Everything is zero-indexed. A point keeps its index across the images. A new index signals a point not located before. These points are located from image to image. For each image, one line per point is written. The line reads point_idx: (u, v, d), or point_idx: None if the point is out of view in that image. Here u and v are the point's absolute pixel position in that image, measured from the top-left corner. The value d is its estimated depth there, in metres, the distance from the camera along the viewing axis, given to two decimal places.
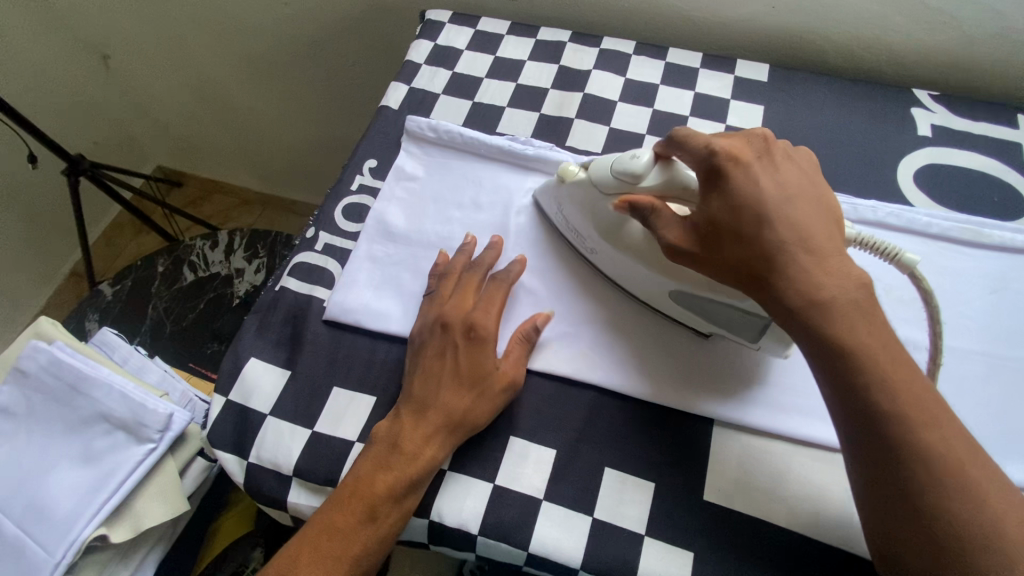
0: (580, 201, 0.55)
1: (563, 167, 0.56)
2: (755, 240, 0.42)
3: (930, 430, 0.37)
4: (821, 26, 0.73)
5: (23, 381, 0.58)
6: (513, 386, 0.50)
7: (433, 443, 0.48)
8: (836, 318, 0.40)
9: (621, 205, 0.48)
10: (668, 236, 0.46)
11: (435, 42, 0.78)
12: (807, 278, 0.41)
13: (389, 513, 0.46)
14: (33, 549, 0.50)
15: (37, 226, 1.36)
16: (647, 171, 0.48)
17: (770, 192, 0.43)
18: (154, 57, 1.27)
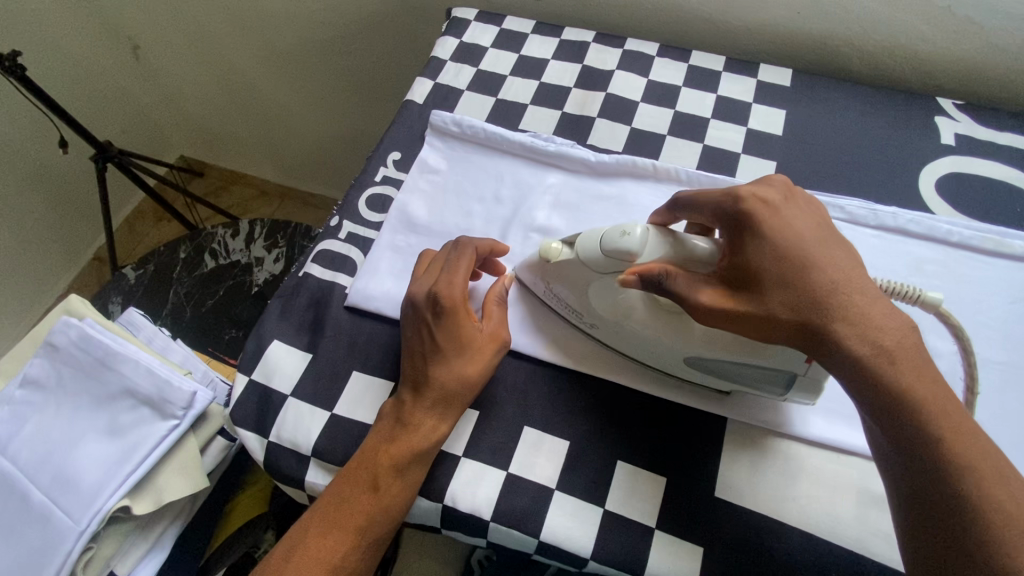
0: (568, 279, 0.51)
1: (546, 244, 0.51)
2: (795, 278, 0.39)
3: (1004, 489, 0.32)
4: (846, 31, 0.73)
5: (53, 355, 0.59)
6: (501, 344, 0.51)
7: (433, 413, 0.48)
8: (891, 355, 0.35)
9: (629, 276, 0.44)
10: (696, 295, 0.41)
11: (461, 39, 0.79)
12: (857, 316, 0.37)
13: (393, 486, 0.46)
14: (60, 517, 0.52)
15: (64, 211, 1.39)
16: (642, 248, 0.45)
17: (807, 235, 0.41)
18: (183, 48, 1.30)
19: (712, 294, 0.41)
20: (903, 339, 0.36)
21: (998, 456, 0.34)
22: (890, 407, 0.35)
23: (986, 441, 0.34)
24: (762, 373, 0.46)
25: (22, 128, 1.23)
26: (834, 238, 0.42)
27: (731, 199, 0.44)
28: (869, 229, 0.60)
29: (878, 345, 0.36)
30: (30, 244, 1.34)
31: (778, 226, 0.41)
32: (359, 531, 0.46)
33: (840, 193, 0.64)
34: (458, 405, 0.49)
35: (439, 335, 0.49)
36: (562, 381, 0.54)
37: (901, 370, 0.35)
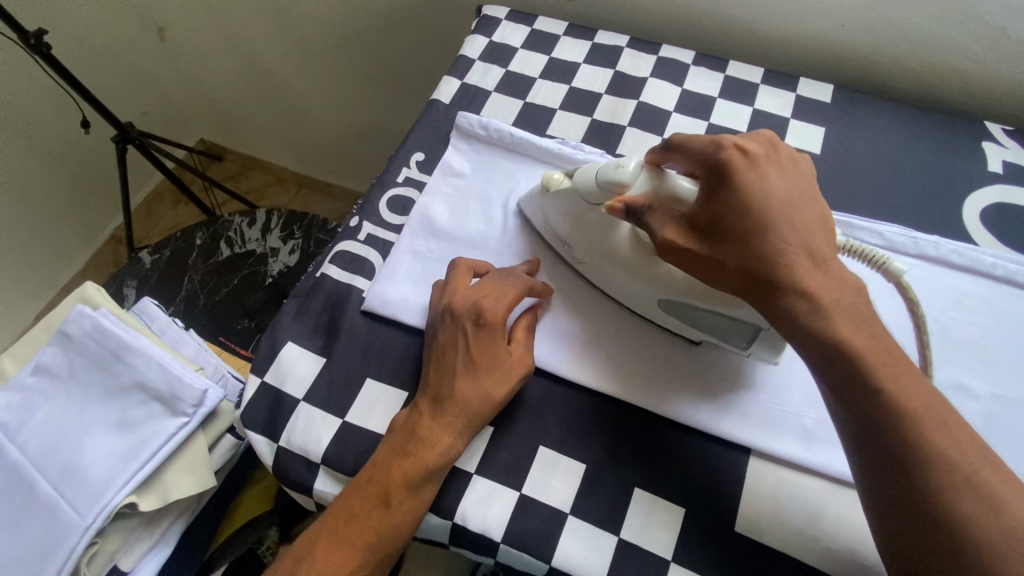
0: (566, 206, 0.55)
1: (546, 176, 0.57)
2: (751, 237, 0.42)
3: (935, 430, 0.36)
4: (891, 47, 0.70)
5: (67, 344, 0.59)
6: (528, 371, 0.50)
7: (452, 432, 0.47)
8: (828, 311, 0.40)
9: (617, 205, 0.49)
10: (663, 232, 0.46)
11: (490, 38, 0.77)
12: (803, 277, 0.41)
13: (404, 503, 0.45)
14: (66, 511, 0.51)
15: (83, 190, 1.39)
16: (632, 181, 0.50)
17: (777, 193, 0.43)
18: (206, 33, 1.29)
19: (674, 234, 0.45)
20: (841, 299, 0.41)
21: (936, 402, 0.37)
22: (831, 359, 0.39)
23: (924, 388, 0.38)
24: (729, 324, 0.49)
25: (44, 105, 1.23)
26: (801, 197, 0.44)
27: (717, 148, 0.46)
28: (909, 257, 0.58)
29: (817, 301, 0.40)
30: (48, 222, 1.34)
31: (747, 183, 0.43)
32: (367, 546, 0.45)
33: (879, 218, 0.61)
34: (479, 423, 0.48)
35: (467, 344, 0.49)
36: (580, 400, 0.52)
37: (836, 321, 0.40)
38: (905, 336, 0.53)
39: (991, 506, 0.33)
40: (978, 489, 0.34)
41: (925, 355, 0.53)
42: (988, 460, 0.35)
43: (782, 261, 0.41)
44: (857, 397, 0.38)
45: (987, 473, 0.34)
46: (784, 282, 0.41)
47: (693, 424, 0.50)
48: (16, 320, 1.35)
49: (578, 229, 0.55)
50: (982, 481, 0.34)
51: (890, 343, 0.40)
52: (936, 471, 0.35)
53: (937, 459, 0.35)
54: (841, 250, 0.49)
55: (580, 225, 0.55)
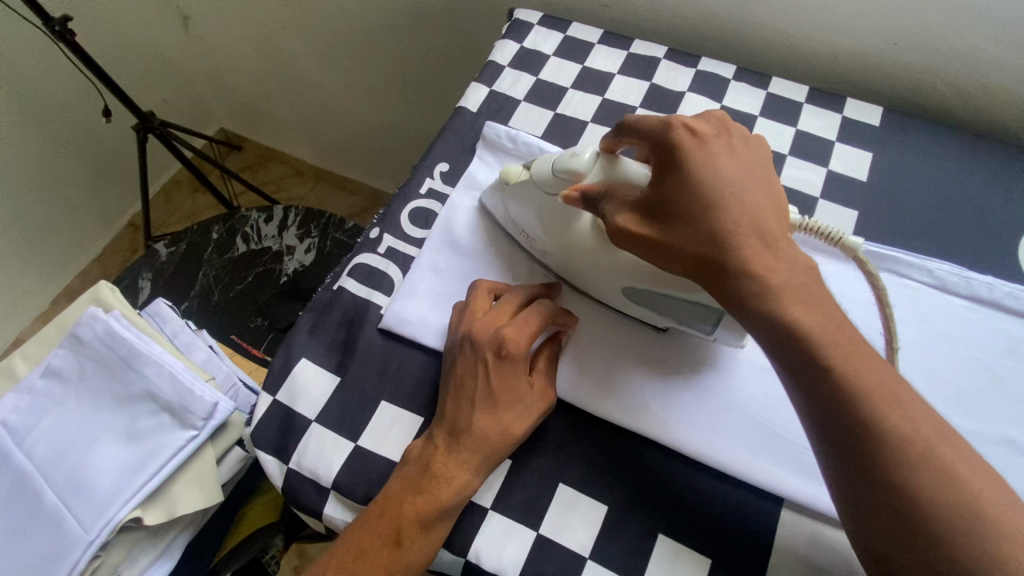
0: (524, 194, 0.54)
1: (506, 168, 0.56)
2: (699, 217, 0.41)
3: (890, 407, 0.34)
4: (948, 69, 0.66)
5: (78, 347, 0.57)
6: (548, 405, 0.48)
7: (468, 469, 0.45)
8: (780, 291, 0.38)
9: (573, 193, 0.48)
10: (615, 218, 0.45)
11: (522, 43, 0.74)
12: (755, 255, 0.39)
13: (416, 541, 0.43)
14: (70, 523, 0.50)
15: (103, 176, 1.39)
16: (589, 169, 0.49)
17: (721, 171, 0.42)
18: (230, 23, 1.27)
19: (626, 220, 0.44)
20: (795, 276, 0.39)
21: (887, 375, 0.36)
22: (787, 344, 0.38)
23: (876, 363, 0.36)
24: (689, 310, 0.48)
25: (66, 91, 1.22)
26: (745, 171, 0.43)
27: (661, 130, 0.44)
28: (959, 298, 0.54)
29: (768, 280, 0.39)
30: (67, 207, 1.34)
31: (691, 164, 0.42)
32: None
33: (928, 254, 0.58)
34: (496, 459, 0.46)
35: (484, 375, 0.47)
36: (604, 436, 0.50)
37: (786, 300, 0.38)
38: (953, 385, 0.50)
39: (948, 482, 0.32)
40: (936, 465, 0.33)
41: (974, 407, 0.50)
42: (949, 438, 0.34)
43: (731, 239, 0.40)
44: (810, 379, 0.37)
45: (944, 449, 0.33)
46: (735, 262, 0.40)
47: (678, 448, 0.48)
48: (32, 304, 1.35)
49: (537, 218, 0.54)
50: (941, 456, 0.33)
51: (843, 319, 0.38)
52: (899, 454, 0.33)
53: (897, 445, 0.34)
54: (797, 227, 0.50)
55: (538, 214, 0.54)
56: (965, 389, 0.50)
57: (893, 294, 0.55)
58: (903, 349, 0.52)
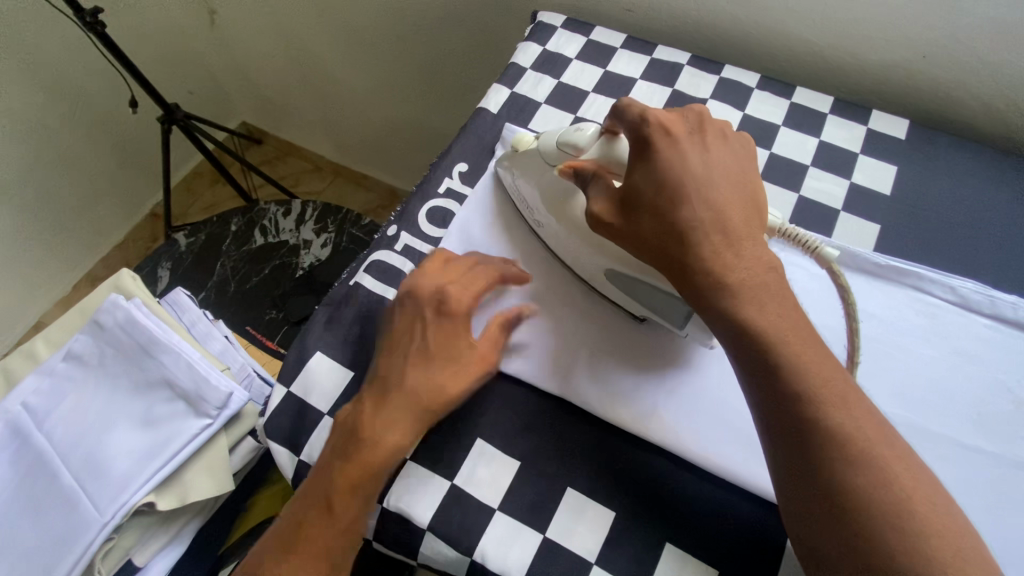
0: (529, 168, 0.57)
1: (519, 136, 0.59)
2: (669, 214, 0.42)
3: (836, 409, 0.37)
4: (978, 84, 0.65)
5: (99, 333, 0.59)
6: (487, 371, 0.49)
7: (402, 428, 0.45)
8: (739, 285, 0.40)
9: (566, 169, 0.50)
10: (591, 206, 0.46)
11: (544, 46, 0.74)
12: (718, 252, 0.41)
13: (351, 500, 0.44)
14: (86, 505, 0.51)
15: (126, 165, 1.41)
16: (586, 146, 0.51)
17: (693, 169, 0.42)
18: (256, 19, 1.29)
19: (601, 207, 0.45)
20: (754, 272, 0.41)
21: (835, 376, 0.38)
22: (741, 338, 0.40)
23: (825, 362, 0.39)
24: (659, 297, 0.49)
25: (95, 81, 1.25)
26: (722, 172, 0.43)
27: (642, 121, 0.44)
28: (983, 317, 0.53)
29: (731, 274, 0.40)
30: (92, 195, 1.37)
31: (663, 161, 0.43)
32: (313, 545, 0.44)
33: (951, 271, 0.57)
34: (428, 418, 0.46)
35: (419, 341, 0.47)
36: (613, 441, 0.49)
37: (748, 299, 0.40)
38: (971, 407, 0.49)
39: (883, 479, 0.35)
40: (874, 462, 0.35)
41: (993, 429, 0.49)
42: (889, 439, 0.37)
43: (698, 238, 0.41)
44: (761, 376, 0.39)
45: (883, 450, 0.36)
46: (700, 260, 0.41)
47: (664, 445, 0.48)
48: (55, 288, 1.38)
49: (537, 194, 0.56)
50: (875, 455, 0.36)
51: (801, 321, 0.40)
52: (838, 455, 0.36)
53: (834, 441, 0.36)
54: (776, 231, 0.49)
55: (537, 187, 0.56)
56: (985, 410, 0.50)
57: (914, 310, 0.54)
58: (923, 366, 0.51)
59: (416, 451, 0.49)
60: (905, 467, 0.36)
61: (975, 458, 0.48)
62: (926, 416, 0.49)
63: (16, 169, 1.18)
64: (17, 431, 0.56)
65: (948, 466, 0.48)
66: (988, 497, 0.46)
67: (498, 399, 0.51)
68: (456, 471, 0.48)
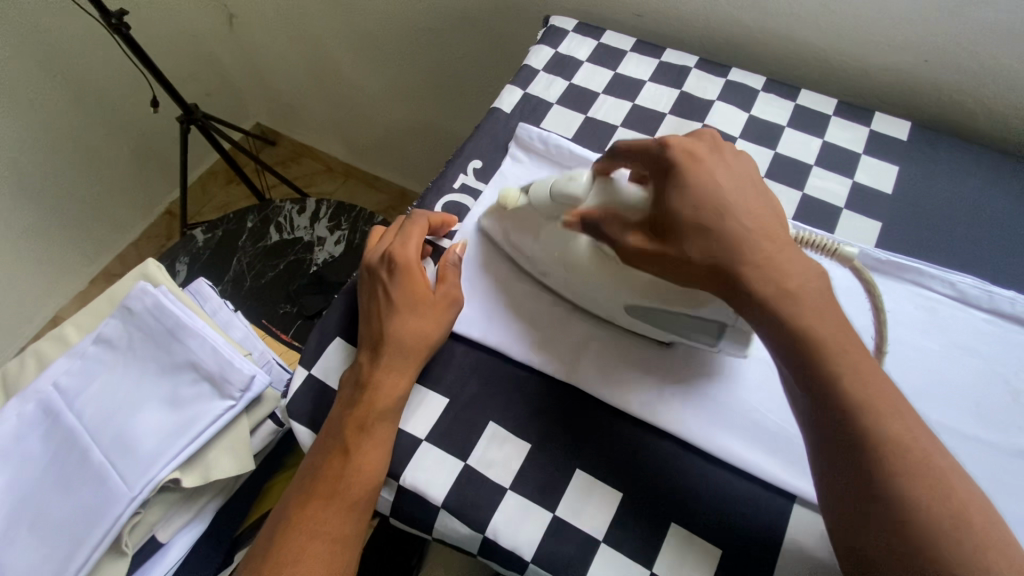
0: (526, 223, 0.56)
1: (504, 193, 0.57)
2: (711, 228, 0.42)
3: (895, 420, 0.36)
4: (978, 87, 0.67)
5: (128, 318, 0.61)
6: (455, 306, 0.54)
7: (391, 372, 0.50)
8: (795, 298, 0.40)
9: (572, 220, 0.50)
10: (625, 237, 0.45)
11: (556, 49, 0.77)
12: (768, 263, 0.41)
13: (365, 449, 0.48)
14: (115, 480, 0.54)
15: (145, 164, 1.45)
16: (585, 193, 0.50)
17: (725, 185, 0.44)
18: (273, 23, 1.32)
19: (637, 240, 0.45)
20: (807, 283, 0.40)
21: (889, 388, 0.38)
22: (796, 350, 0.39)
23: (880, 376, 0.38)
24: (691, 321, 0.50)
25: (117, 81, 1.29)
26: (749, 185, 0.45)
27: (658, 150, 0.46)
28: (982, 311, 0.55)
29: (783, 287, 0.40)
30: (111, 192, 1.40)
31: (693, 179, 0.44)
32: (338, 496, 0.48)
33: (951, 267, 0.58)
34: (418, 359, 0.52)
35: (389, 289, 0.53)
36: (621, 425, 0.51)
37: (806, 313, 0.39)
38: (968, 396, 0.51)
39: (944, 493, 0.35)
40: (934, 476, 0.35)
41: (992, 419, 0.50)
42: (942, 451, 0.36)
43: (744, 252, 0.41)
44: (819, 390, 0.38)
45: (939, 462, 0.36)
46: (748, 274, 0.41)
47: (669, 428, 0.50)
48: (72, 283, 1.41)
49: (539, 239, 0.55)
50: (935, 465, 0.35)
51: (853, 336, 0.39)
52: (900, 468, 0.35)
53: (895, 455, 0.35)
54: (795, 241, 0.53)
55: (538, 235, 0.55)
56: (983, 400, 0.51)
57: (914, 304, 0.56)
58: (923, 358, 0.53)
59: (432, 432, 0.51)
60: (961, 478, 0.35)
61: (974, 446, 0.49)
62: (926, 405, 0.51)
63: (40, 165, 1.22)
64: (48, 410, 0.58)
65: (947, 453, 0.49)
66: (986, 483, 0.48)
67: (510, 383, 0.54)
68: (470, 451, 0.50)
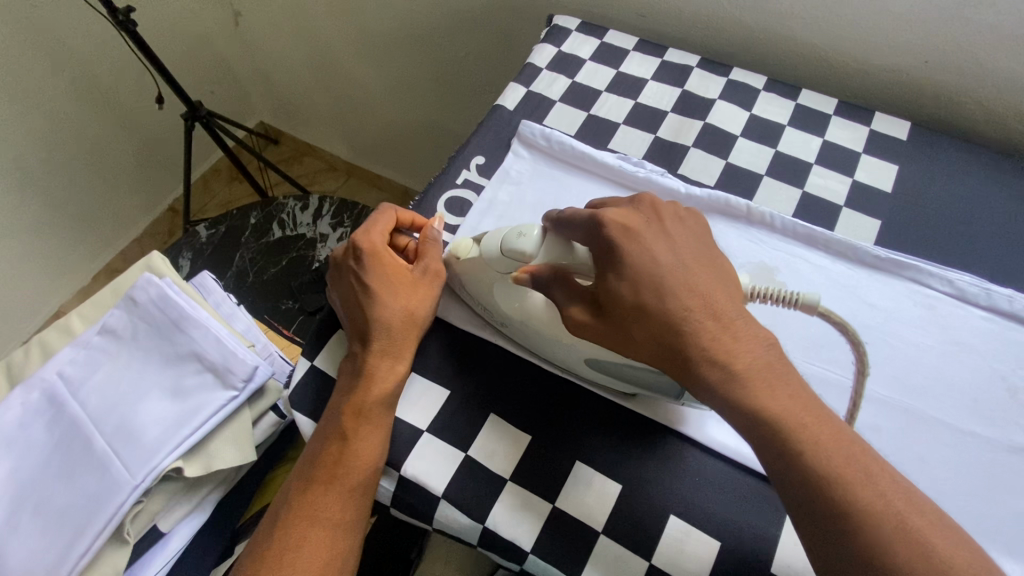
0: (475, 277, 0.53)
1: (456, 243, 0.54)
2: (652, 307, 0.41)
3: (865, 487, 0.36)
4: (977, 88, 0.67)
5: (132, 308, 0.62)
6: (438, 279, 0.55)
7: (378, 357, 0.51)
8: (747, 379, 0.39)
9: (522, 275, 0.48)
10: (568, 310, 0.45)
11: (559, 47, 0.77)
12: (716, 346, 0.40)
13: (362, 434, 0.49)
14: (118, 468, 0.54)
15: (149, 160, 1.46)
16: (535, 250, 0.48)
17: (662, 260, 0.43)
18: (279, 21, 1.33)
19: (578, 312, 0.45)
20: (755, 358, 0.40)
21: (852, 457, 0.37)
22: (756, 433, 0.38)
23: (845, 441, 0.38)
24: (660, 379, 0.48)
25: (123, 78, 1.30)
26: (689, 255, 0.44)
27: (595, 224, 0.45)
28: (979, 309, 0.55)
29: (732, 368, 0.39)
30: (115, 188, 1.41)
31: (630, 258, 0.43)
32: (339, 481, 0.49)
33: (951, 265, 0.59)
34: (410, 342, 0.53)
35: (370, 276, 0.53)
36: (620, 417, 0.52)
37: (755, 389, 0.39)
38: (966, 392, 0.52)
39: (928, 557, 0.34)
40: (911, 539, 0.34)
41: (989, 415, 0.50)
42: (920, 507, 0.36)
43: (695, 330, 0.40)
44: (784, 468, 0.38)
45: (917, 520, 0.35)
46: (693, 361, 0.40)
47: (669, 424, 0.51)
48: (74, 278, 1.41)
49: (492, 293, 0.53)
50: (913, 529, 0.35)
51: (811, 399, 0.39)
52: (877, 534, 0.35)
53: (870, 525, 0.35)
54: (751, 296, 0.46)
55: (492, 290, 0.53)
56: (980, 396, 0.51)
57: (911, 301, 0.56)
58: (921, 355, 0.53)
59: (433, 423, 0.52)
60: (945, 536, 0.35)
61: (972, 442, 0.49)
62: (924, 401, 0.51)
63: (45, 160, 1.23)
64: (53, 400, 0.59)
65: (945, 449, 0.49)
66: (984, 478, 0.48)
67: (510, 376, 0.54)
68: (471, 442, 0.51)
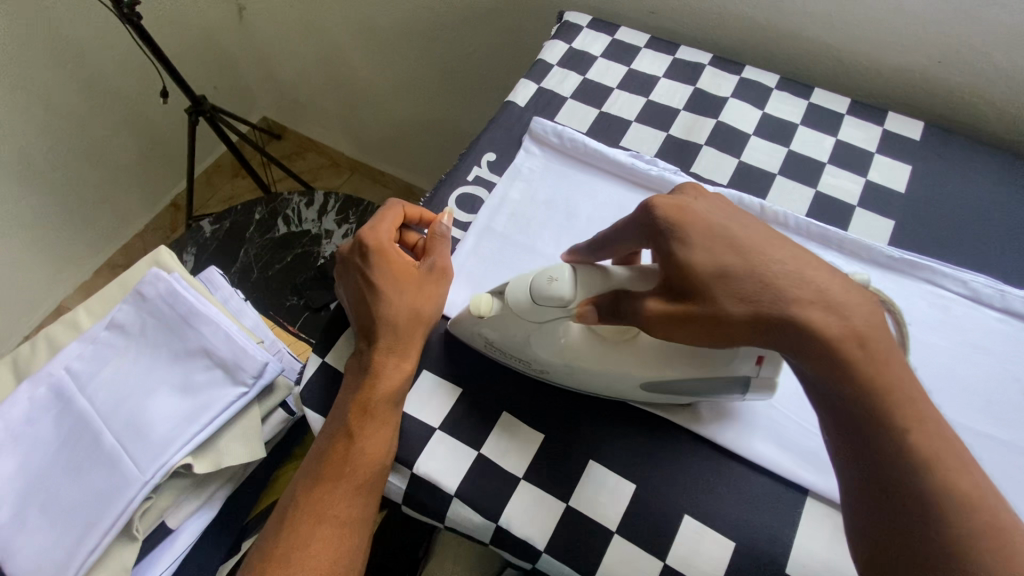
0: (508, 328, 0.49)
1: (474, 301, 0.49)
2: (741, 272, 0.38)
3: (962, 474, 0.33)
4: (991, 88, 0.67)
5: (141, 304, 0.62)
6: (445, 277, 0.55)
7: (384, 354, 0.51)
8: (856, 342, 0.35)
9: (585, 307, 0.45)
10: (646, 306, 0.41)
11: (570, 44, 0.77)
12: (819, 304, 0.36)
13: (369, 432, 0.48)
14: (127, 464, 0.54)
15: (152, 155, 1.45)
16: (574, 290, 0.45)
17: (735, 230, 0.40)
18: (283, 16, 1.32)
19: (658, 304, 0.41)
20: (866, 317, 0.36)
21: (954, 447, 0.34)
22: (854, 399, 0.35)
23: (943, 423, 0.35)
24: (724, 381, 0.47)
25: (126, 71, 1.29)
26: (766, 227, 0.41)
27: (646, 213, 0.43)
28: (994, 310, 0.55)
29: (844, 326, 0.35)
30: (117, 183, 1.40)
31: (700, 232, 0.40)
32: (346, 479, 0.48)
33: (964, 266, 0.59)
34: (416, 339, 0.52)
35: (376, 272, 0.53)
36: (634, 417, 0.51)
37: (871, 356, 0.35)
38: (981, 393, 0.51)
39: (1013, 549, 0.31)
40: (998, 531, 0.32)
41: (1004, 417, 0.50)
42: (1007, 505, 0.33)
43: (791, 292, 0.37)
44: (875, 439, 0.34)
45: (1004, 514, 0.32)
46: (793, 322, 0.36)
47: (684, 424, 0.51)
48: (77, 273, 1.41)
49: (528, 342, 0.49)
50: (1002, 522, 0.32)
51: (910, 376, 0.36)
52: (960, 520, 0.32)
53: (956, 511, 0.32)
54: None
55: (527, 341, 0.49)
56: (995, 399, 0.51)
57: (926, 302, 0.56)
58: (936, 356, 0.53)
59: (446, 422, 0.51)
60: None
61: (988, 444, 0.49)
62: (939, 403, 0.51)
63: (48, 154, 1.22)
64: (60, 395, 0.59)
65: None
66: (1000, 480, 0.48)
67: (524, 375, 0.54)
68: (483, 441, 0.50)
